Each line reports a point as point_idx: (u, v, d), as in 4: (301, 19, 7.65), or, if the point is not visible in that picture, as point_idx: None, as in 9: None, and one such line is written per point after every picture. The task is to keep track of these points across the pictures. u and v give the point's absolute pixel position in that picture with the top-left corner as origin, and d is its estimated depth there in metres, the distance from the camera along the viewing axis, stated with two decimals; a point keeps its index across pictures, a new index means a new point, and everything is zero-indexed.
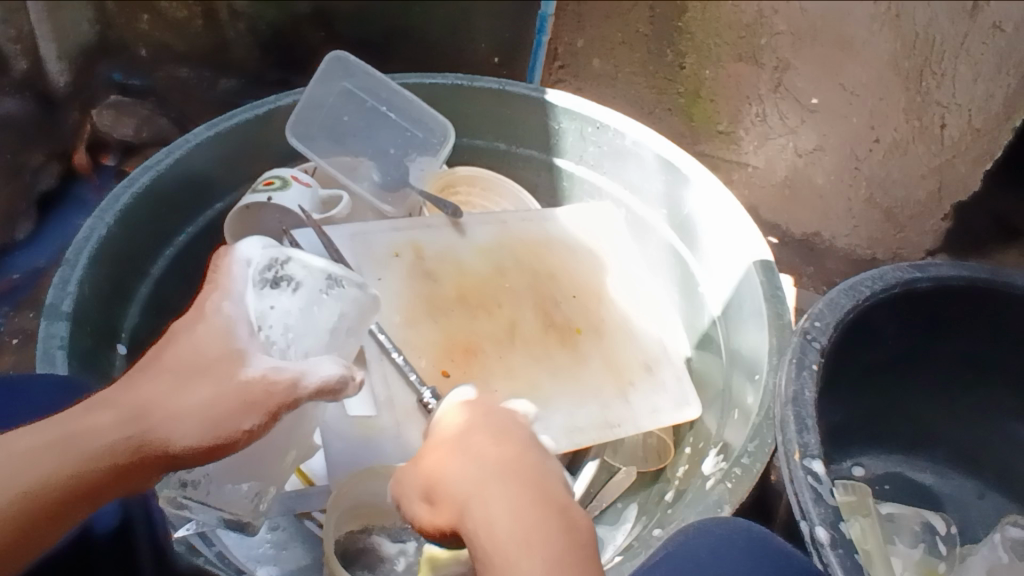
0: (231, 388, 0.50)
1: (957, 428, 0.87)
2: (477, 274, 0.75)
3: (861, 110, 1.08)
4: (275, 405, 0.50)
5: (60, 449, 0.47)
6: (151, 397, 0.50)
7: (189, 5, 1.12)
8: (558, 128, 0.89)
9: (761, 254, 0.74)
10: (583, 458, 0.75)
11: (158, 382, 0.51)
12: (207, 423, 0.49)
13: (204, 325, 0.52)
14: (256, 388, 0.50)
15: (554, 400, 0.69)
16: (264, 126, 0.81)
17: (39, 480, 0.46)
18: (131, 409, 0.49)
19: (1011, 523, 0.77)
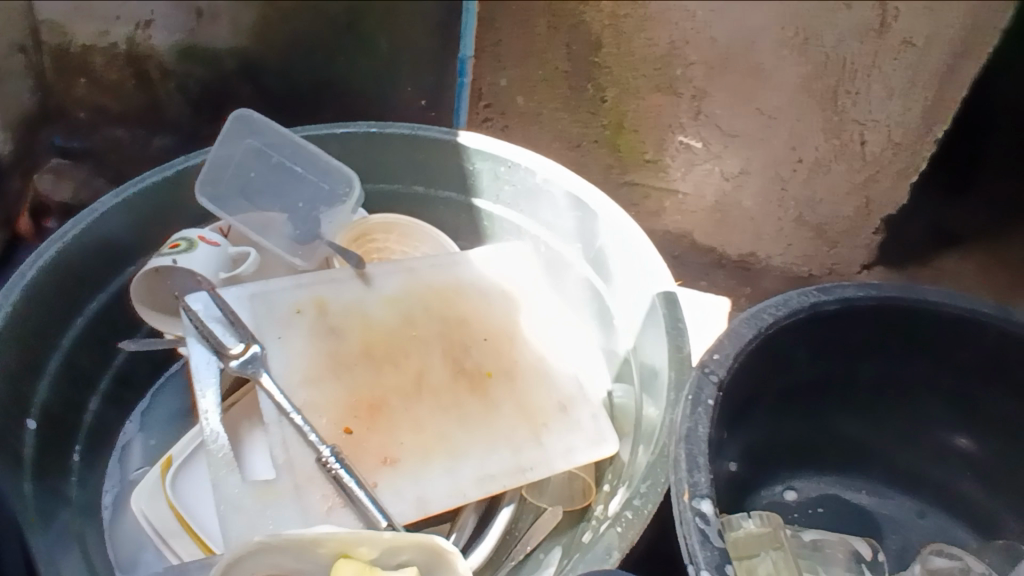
0: None
1: (890, 446, 0.88)
2: (383, 325, 0.76)
3: (780, 132, 1.10)
4: None
5: None
6: None
7: (121, 68, 1.13)
8: (473, 169, 0.89)
9: (665, 286, 0.74)
10: (498, 505, 0.73)
11: None
12: None
13: None
14: None
15: (465, 449, 0.69)
16: (175, 188, 0.82)
17: None
18: None
19: (936, 552, 0.82)
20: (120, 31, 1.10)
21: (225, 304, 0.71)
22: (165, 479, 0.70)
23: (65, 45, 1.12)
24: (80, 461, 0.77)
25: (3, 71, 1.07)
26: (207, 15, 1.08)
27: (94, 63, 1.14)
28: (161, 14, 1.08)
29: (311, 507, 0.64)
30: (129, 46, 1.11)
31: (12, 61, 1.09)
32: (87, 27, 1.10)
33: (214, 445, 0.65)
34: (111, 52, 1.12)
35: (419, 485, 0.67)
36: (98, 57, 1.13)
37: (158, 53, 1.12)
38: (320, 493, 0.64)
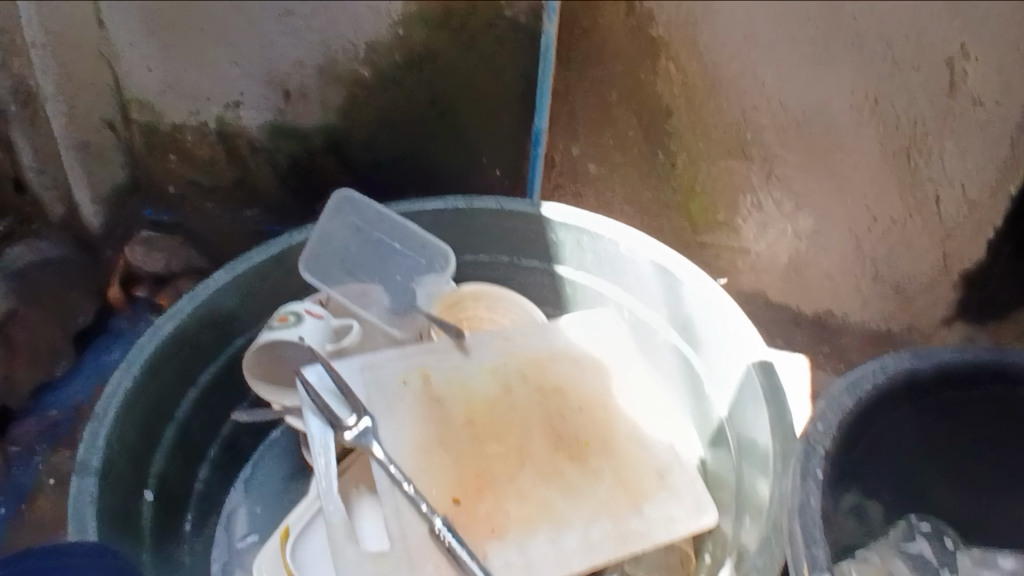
0: None
1: (1008, 522, 0.83)
2: (483, 395, 0.79)
3: (853, 193, 1.11)
4: None
5: None
6: None
7: (211, 144, 1.20)
8: (556, 240, 0.93)
9: (761, 355, 0.75)
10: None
11: None
12: None
13: None
14: None
15: (568, 517, 0.71)
16: (279, 264, 0.87)
17: None
18: None
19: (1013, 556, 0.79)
20: (210, 111, 1.16)
21: (338, 375, 0.76)
22: (285, 547, 0.72)
23: (156, 124, 1.18)
24: (191, 529, 0.82)
25: (93, 147, 1.18)
26: (297, 95, 1.13)
27: (185, 140, 1.20)
28: (250, 94, 1.13)
29: None
30: (219, 124, 1.17)
31: (103, 136, 1.18)
32: (179, 108, 1.16)
33: (330, 509, 0.69)
34: (202, 130, 1.18)
35: (527, 555, 0.68)
36: (188, 134, 1.19)
37: (248, 131, 1.18)
38: (433, 562, 0.66)
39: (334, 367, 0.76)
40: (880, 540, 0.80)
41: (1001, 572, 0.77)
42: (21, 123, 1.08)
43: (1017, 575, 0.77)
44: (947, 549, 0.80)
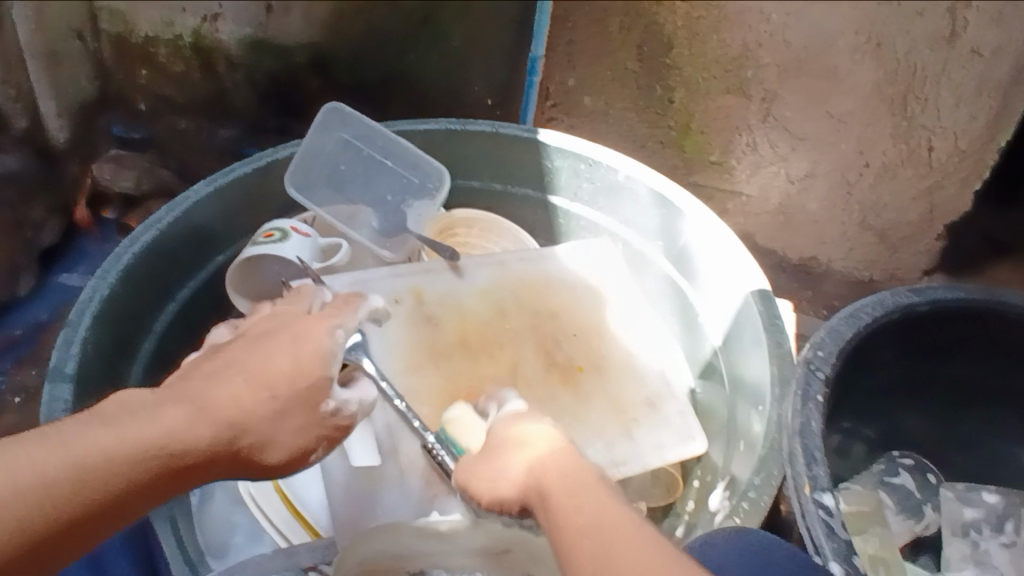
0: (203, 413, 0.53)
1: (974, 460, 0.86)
2: (478, 316, 0.78)
3: (848, 136, 1.09)
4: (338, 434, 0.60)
5: (159, 443, 0.50)
6: (214, 397, 0.54)
7: (187, 58, 1.14)
8: (552, 166, 0.90)
9: (760, 284, 0.74)
10: None
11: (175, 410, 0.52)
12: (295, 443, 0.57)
13: (312, 345, 0.59)
14: (332, 420, 0.59)
15: None
16: (263, 177, 0.83)
17: (179, 442, 0.51)
18: (209, 409, 0.53)
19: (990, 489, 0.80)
20: (186, 23, 1.10)
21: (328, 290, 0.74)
22: None
23: (126, 34, 1.12)
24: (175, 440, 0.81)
25: (59, 55, 1.10)
26: (279, 9, 1.07)
27: (158, 54, 1.14)
28: (230, 6, 1.07)
29: (414, 496, 0.68)
30: (195, 38, 1.12)
31: (69, 46, 1.11)
32: (152, 16, 1.09)
33: None
34: (177, 43, 1.12)
35: None
36: (162, 47, 1.13)
37: (225, 46, 1.12)
38: (419, 481, 0.68)
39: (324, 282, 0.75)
40: (868, 474, 0.85)
41: (981, 508, 0.79)
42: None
43: (993, 509, 0.78)
44: (927, 484, 0.85)
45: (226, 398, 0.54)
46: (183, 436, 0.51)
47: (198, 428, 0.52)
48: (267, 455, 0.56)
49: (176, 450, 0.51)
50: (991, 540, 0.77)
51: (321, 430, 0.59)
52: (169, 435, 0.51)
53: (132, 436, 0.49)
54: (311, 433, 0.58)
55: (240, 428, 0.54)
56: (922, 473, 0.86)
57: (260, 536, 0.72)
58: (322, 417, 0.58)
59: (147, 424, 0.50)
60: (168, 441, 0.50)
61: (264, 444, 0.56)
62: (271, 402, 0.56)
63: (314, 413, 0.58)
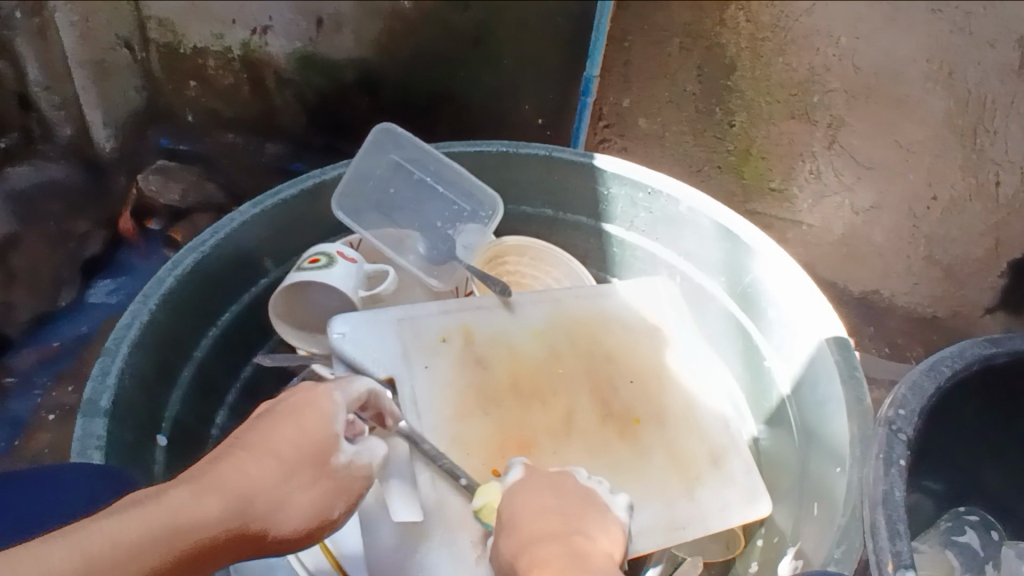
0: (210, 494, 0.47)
1: None
2: (531, 358, 0.74)
3: (917, 167, 1.03)
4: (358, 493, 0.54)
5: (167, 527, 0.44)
6: (223, 474, 0.49)
7: (236, 72, 1.13)
8: (607, 193, 0.86)
9: (835, 331, 0.69)
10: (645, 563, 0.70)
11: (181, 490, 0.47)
12: (311, 513, 0.51)
13: (313, 406, 0.53)
14: (345, 476, 0.53)
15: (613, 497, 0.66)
16: (310, 200, 0.80)
17: (188, 525, 0.45)
18: (224, 488, 0.48)
19: None
20: (236, 36, 1.08)
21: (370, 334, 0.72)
22: None
23: (176, 45, 1.11)
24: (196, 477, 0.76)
25: (106, 65, 1.10)
26: (330, 25, 1.05)
27: (207, 66, 1.13)
28: (280, 20, 1.06)
29: (462, 553, 0.63)
30: (244, 51, 1.10)
31: (118, 56, 1.10)
32: (201, 29, 1.08)
33: None
34: (227, 55, 1.11)
35: None
36: (211, 60, 1.12)
37: (275, 60, 1.10)
38: (468, 539, 0.64)
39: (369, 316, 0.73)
40: (930, 533, 0.79)
41: None
42: (29, 34, 0.97)
43: None
44: (993, 543, 0.78)
45: (242, 480, 0.49)
46: (191, 516, 0.46)
47: (204, 507, 0.46)
48: (280, 534, 0.50)
49: (186, 531, 0.45)
50: None
51: (338, 486, 0.53)
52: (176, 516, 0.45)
53: (138, 520, 0.44)
54: (326, 497, 0.52)
55: (251, 501, 0.49)
56: (988, 529, 0.79)
57: None
58: (336, 472, 0.53)
59: (150, 508, 0.45)
60: (175, 525, 0.45)
61: (275, 522, 0.50)
62: (279, 470, 0.50)
63: (323, 472, 0.52)
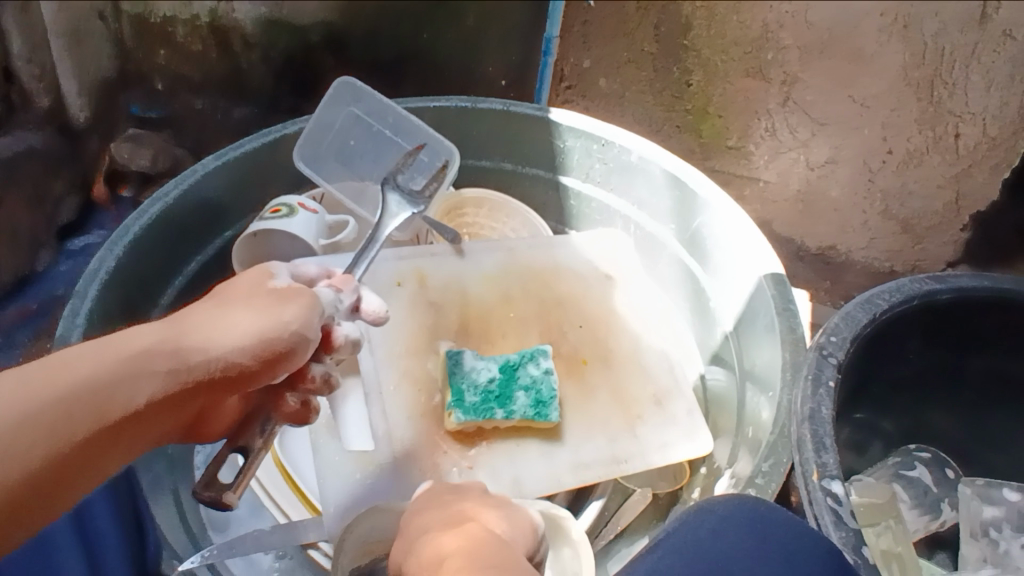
0: (174, 332, 0.52)
1: (1000, 456, 0.81)
2: (480, 302, 0.79)
3: (872, 121, 1.05)
4: (281, 345, 0.54)
5: (101, 390, 0.47)
6: (190, 325, 0.53)
7: (204, 37, 1.13)
8: (564, 146, 0.88)
9: (772, 268, 0.74)
10: (589, 496, 0.73)
11: (143, 335, 0.50)
12: (253, 345, 0.53)
13: (249, 274, 0.59)
14: (272, 323, 0.54)
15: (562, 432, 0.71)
16: (273, 153, 0.83)
17: (109, 393, 0.48)
18: (170, 334, 0.51)
19: (1011, 486, 0.76)
20: (203, 4, 1.09)
21: None
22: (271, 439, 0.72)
23: (146, 14, 1.11)
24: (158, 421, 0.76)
25: (82, 33, 1.10)
26: None
27: (176, 34, 1.13)
28: None
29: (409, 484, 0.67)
30: (212, 18, 1.11)
31: (92, 26, 1.11)
32: None
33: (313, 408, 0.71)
34: (194, 22, 1.11)
35: (515, 466, 0.69)
36: (180, 27, 1.12)
37: (242, 25, 1.10)
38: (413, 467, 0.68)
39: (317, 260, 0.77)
40: (884, 465, 0.82)
41: (1002, 507, 0.74)
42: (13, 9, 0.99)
43: (1015, 508, 0.74)
44: (947, 480, 0.81)
45: (202, 340, 0.52)
46: (119, 379, 0.48)
47: (135, 374, 0.49)
48: (218, 366, 0.51)
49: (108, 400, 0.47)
50: (1013, 540, 0.72)
51: (273, 326, 0.54)
52: (98, 373, 0.47)
53: (82, 377, 0.47)
54: (253, 339, 0.53)
55: (190, 358, 0.51)
56: (943, 466, 0.82)
57: (261, 509, 0.72)
58: (275, 318, 0.54)
59: (112, 346, 0.49)
60: (96, 389, 0.47)
61: (212, 353, 0.52)
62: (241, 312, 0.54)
63: (265, 297, 0.56)
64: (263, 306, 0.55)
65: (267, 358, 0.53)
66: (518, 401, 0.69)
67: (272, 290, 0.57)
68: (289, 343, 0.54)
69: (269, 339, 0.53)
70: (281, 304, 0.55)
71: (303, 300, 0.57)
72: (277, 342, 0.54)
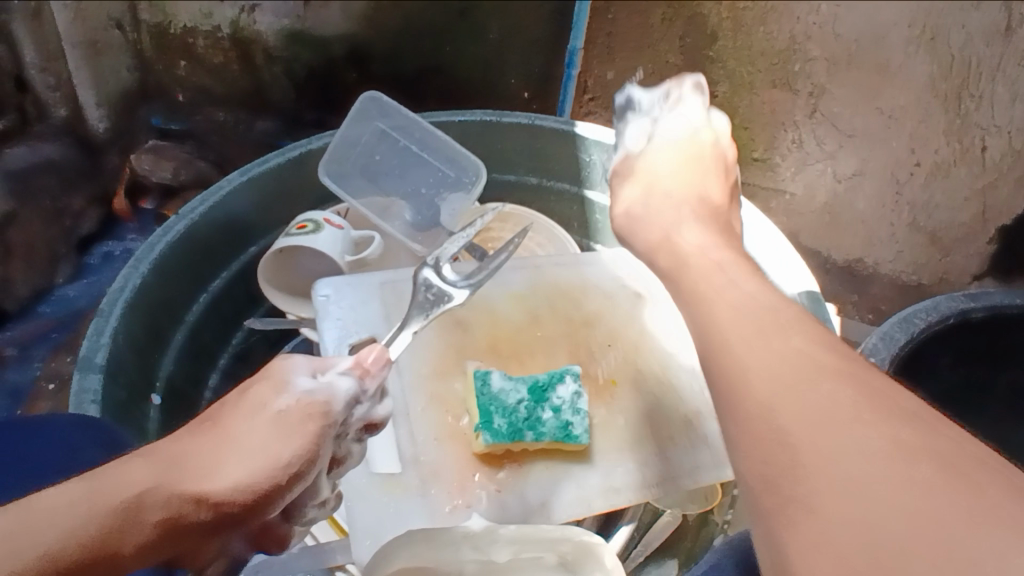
0: (167, 464, 0.48)
1: None
2: (509, 322, 0.78)
3: (900, 134, 1.04)
4: (275, 486, 0.49)
5: (84, 512, 0.44)
6: (189, 453, 0.49)
7: (226, 50, 1.13)
8: (588, 159, 0.87)
9: (807, 285, 0.73)
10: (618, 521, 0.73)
11: (140, 466, 0.47)
12: (244, 486, 0.48)
13: (253, 388, 0.52)
14: (273, 461, 0.49)
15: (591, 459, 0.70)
16: (297, 169, 0.82)
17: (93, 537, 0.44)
18: (163, 462, 0.48)
19: None
20: (224, 14, 1.09)
21: (347, 297, 0.75)
22: None
23: (165, 25, 1.11)
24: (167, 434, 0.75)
25: (99, 45, 1.10)
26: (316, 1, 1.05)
27: (196, 45, 1.13)
28: None
29: (437, 507, 0.66)
30: (233, 29, 1.10)
31: (111, 36, 1.11)
32: (191, 8, 1.09)
33: None
34: (215, 34, 1.12)
35: (546, 490, 0.68)
36: (200, 39, 1.12)
37: (263, 38, 1.10)
38: (441, 491, 0.67)
39: (347, 278, 0.77)
40: None
41: None
42: (24, 17, 1.00)
43: None
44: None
45: (194, 482, 0.47)
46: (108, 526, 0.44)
47: (128, 521, 0.45)
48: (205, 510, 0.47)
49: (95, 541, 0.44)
50: None
51: (274, 462, 0.49)
52: (79, 517, 0.44)
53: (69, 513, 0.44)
54: (248, 481, 0.48)
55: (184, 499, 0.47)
56: None
57: None
58: (275, 462, 0.49)
59: (98, 479, 0.46)
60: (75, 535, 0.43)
61: (201, 495, 0.47)
62: (238, 446, 0.49)
63: (272, 416, 0.50)
64: (263, 439, 0.49)
65: (263, 499, 0.49)
66: (548, 423, 0.68)
67: (273, 417, 0.50)
68: (284, 482, 0.49)
69: (262, 485, 0.49)
70: (283, 439, 0.49)
71: (300, 437, 0.50)
72: (272, 475, 0.49)
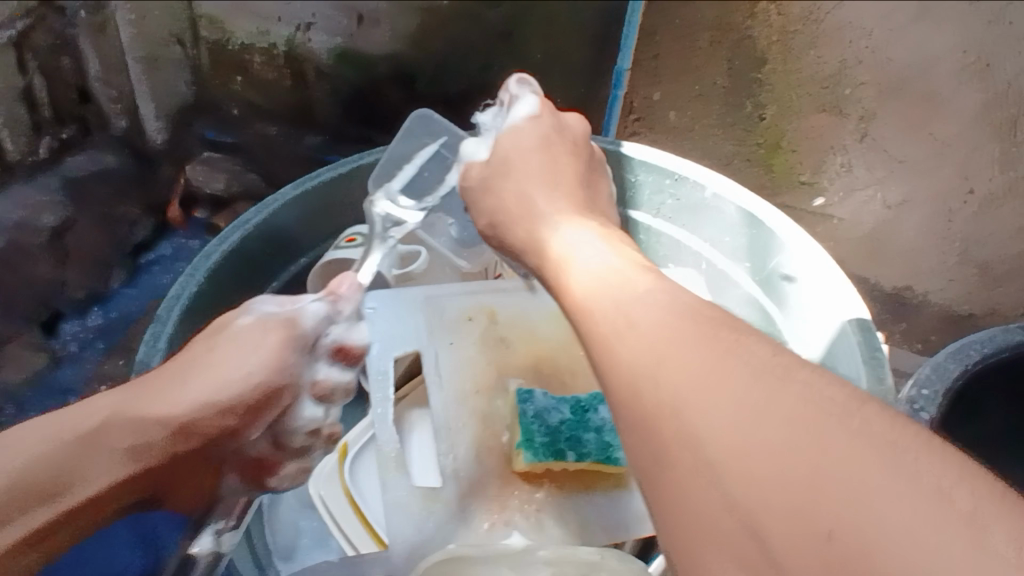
0: (135, 395, 0.55)
1: None
2: (550, 339, 0.78)
3: (952, 160, 1.02)
4: (252, 399, 0.55)
5: (58, 443, 0.52)
6: (154, 392, 0.55)
7: (280, 66, 1.15)
8: (634, 180, 0.87)
9: (858, 313, 0.72)
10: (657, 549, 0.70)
11: (114, 397, 0.55)
12: (209, 403, 0.54)
13: (216, 339, 0.57)
14: (242, 387, 0.55)
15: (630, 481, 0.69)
16: (348, 183, 0.84)
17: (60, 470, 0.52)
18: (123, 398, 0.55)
19: None
20: (280, 32, 1.11)
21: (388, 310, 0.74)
22: (343, 466, 0.75)
23: (224, 42, 1.14)
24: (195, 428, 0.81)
25: (158, 60, 1.16)
26: (368, 21, 1.07)
27: (252, 62, 1.16)
28: (322, 16, 1.08)
29: (475, 525, 0.66)
30: (288, 47, 1.13)
31: (171, 51, 1.15)
32: (247, 25, 1.11)
33: (384, 439, 0.70)
34: (271, 51, 1.14)
35: (582, 511, 0.68)
36: (256, 56, 1.15)
37: (316, 56, 1.12)
38: (481, 506, 0.67)
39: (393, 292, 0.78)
40: None
41: None
42: (88, 31, 1.07)
43: None
44: None
45: (162, 405, 0.54)
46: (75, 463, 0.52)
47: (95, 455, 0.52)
48: (175, 425, 0.54)
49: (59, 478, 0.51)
50: None
51: (248, 390, 0.55)
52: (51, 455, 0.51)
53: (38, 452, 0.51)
54: (214, 402, 0.54)
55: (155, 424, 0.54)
56: None
57: (326, 540, 0.73)
58: (247, 383, 0.55)
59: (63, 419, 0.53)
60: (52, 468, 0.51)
61: (164, 415, 0.53)
62: (206, 376, 0.55)
63: (223, 341, 0.57)
64: (233, 361, 0.55)
65: (237, 408, 0.55)
66: (589, 443, 0.68)
67: (234, 335, 0.57)
68: (257, 398, 0.56)
69: (226, 401, 0.55)
70: (252, 354, 0.55)
71: (265, 350, 0.55)
72: (233, 387, 0.55)
